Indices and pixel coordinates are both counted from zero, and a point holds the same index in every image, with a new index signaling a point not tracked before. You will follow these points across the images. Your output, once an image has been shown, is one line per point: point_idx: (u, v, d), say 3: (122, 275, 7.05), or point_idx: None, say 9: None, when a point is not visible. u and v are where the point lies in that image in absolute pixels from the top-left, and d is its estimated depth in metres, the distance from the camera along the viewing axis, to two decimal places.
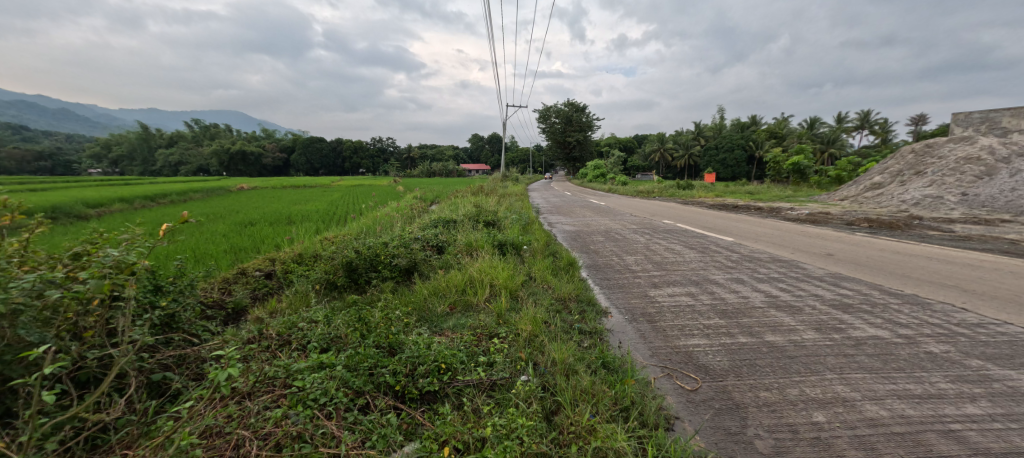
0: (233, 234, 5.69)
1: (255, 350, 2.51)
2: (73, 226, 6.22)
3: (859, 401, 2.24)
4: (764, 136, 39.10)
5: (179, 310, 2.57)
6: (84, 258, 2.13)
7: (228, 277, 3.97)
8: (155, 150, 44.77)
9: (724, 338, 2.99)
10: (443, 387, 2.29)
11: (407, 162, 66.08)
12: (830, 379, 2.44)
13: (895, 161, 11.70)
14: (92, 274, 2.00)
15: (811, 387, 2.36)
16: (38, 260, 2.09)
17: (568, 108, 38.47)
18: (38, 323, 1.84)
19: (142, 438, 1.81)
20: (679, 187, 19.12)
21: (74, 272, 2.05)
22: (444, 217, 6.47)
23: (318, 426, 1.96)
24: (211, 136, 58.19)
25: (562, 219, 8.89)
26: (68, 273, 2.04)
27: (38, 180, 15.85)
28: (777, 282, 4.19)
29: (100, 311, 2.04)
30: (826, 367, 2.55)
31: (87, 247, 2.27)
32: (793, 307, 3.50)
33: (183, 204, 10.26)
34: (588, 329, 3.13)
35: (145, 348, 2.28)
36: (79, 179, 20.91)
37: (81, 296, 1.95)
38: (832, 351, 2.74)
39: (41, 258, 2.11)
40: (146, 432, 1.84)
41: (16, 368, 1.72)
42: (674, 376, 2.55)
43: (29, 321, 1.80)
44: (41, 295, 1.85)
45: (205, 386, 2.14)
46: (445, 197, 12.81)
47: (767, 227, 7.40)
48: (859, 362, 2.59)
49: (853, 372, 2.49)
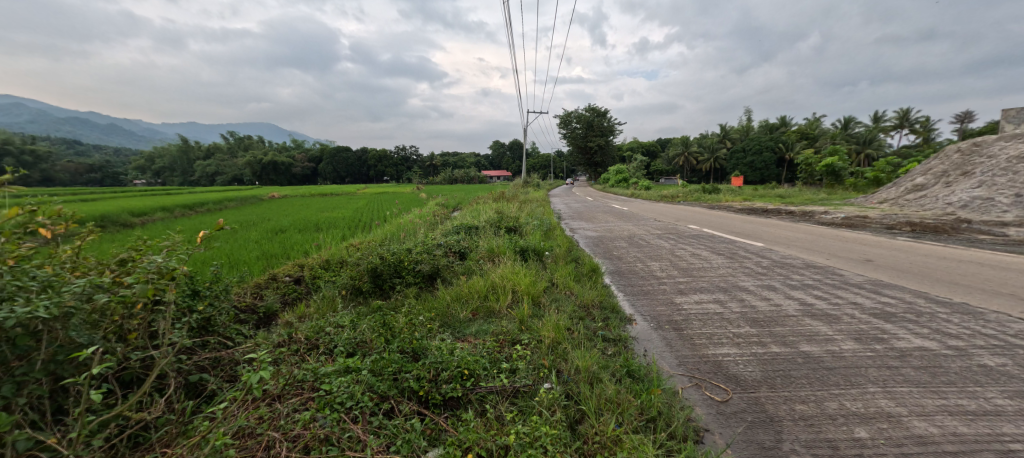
0: (265, 240, 5.94)
1: (285, 353, 2.62)
2: (119, 234, 6.62)
3: (906, 416, 2.11)
4: (794, 137, 37.65)
5: (215, 314, 2.72)
6: (129, 265, 2.27)
7: (260, 282, 4.14)
8: (193, 161, 47.36)
9: (756, 347, 2.89)
10: (466, 393, 2.31)
11: (429, 169, 67.20)
12: (873, 393, 2.31)
13: (938, 162, 11.03)
14: (137, 279, 2.13)
15: (853, 401, 2.25)
16: (89, 266, 2.26)
17: (589, 113, 38.29)
18: (87, 326, 1.98)
19: (179, 438, 1.90)
20: (705, 192, 18.56)
21: (120, 277, 2.19)
22: (466, 223, 6.53)
23: (344, 429, 2.00)
24: (244, 146, 61.09)
25: (585, 224, 8.84)
26: (114, 278, 2.19)
27: (82, 190, 17.13)
28: (812, 289, 4.02)
29: (143, 315, 2.21)
30: (868, 380, 2.42)
31: (131, 254, 2.41)
32: (830, 316, 3.34)
33: (217, 213, 10.73)
34: (612, 336, 3.09)
35: (184, 350, 2.42)
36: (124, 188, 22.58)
37: (126, 300, 2.08)
38: (874, 363, 2.60)
39: (91, 264, 2.28)
40: (183, 431, 1.93)
41: (67, 368, 1.84)
42: (703, 386, 2.47)
43: (79, 324, 1.92)
44: (90, 299, 1.97)
45: (237, 388, 2.25)
46: (466, 203, 12.94)
47: (801, 232, 7.07)
48: (905, 375, 2.45)
49: (899, 386, 2.35)
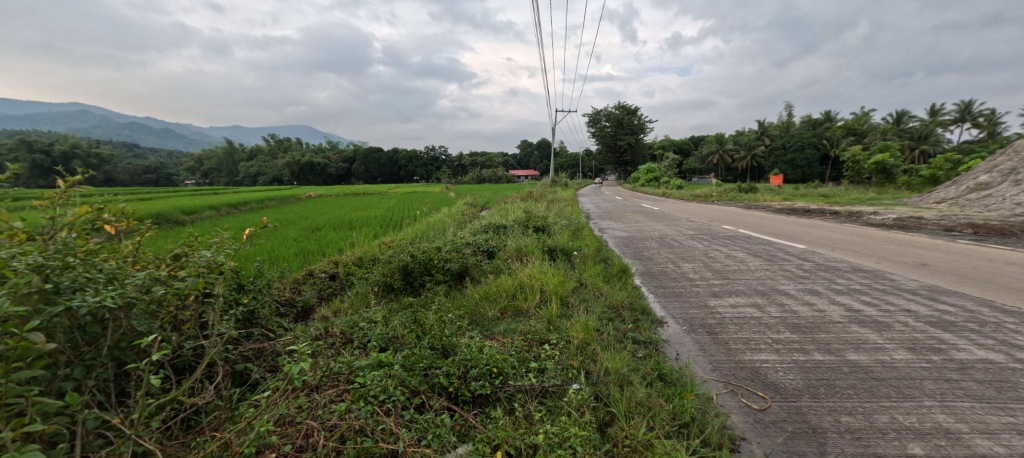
0: (302, 237, 6.20)
1: (322, 346, 2.73)
2: (172, 231, 7.09)
3: (967, 434, 1.97)
4: (840, 133, 35.49)
5: (258, 307, 2.88)
6: (183, 259, 2.44)
7: (298, 278, 4.33)
8: (239, 162, 50.03)
9: (797, 354, 2.76)
10: (495, 391, 2.35)
11: (459, 169, 68.01)
12: (929, 407, 2.16)
13: (1005, 158, 10.12)
14: (190, 273, 2.28)
15: (906, 415, 2.11)
16: (147, 260, 2.45)
17: (619, 111, 37.58)
18: (147, 315, 2.14)
19: (226, 423, 2.02)
20: (742, 191, 17.84)
21: (175, 271, 2.36)
22: (494, 223, 6.57)
23: (378, 422, 2.07)
24: (286, 147, 63.89)
25: (614, 224, 8.68)
26: (170, 272, 2.36)
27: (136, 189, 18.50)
28: (860, 294, 3.79)
29: (194, 306, 2.36)
30: (923, 393, 2.27)
31: (184, 250, 2.59)
32: (879, 323, 3.14)
33: (258, 211, 11.28)
34: (643, 338, 3.03)
35: (230, 340, 2.58)
36: (173, 188, 24.16)
37: (180, 292, 2.23)
38: (930, 374, 2.42)
39: (149, 259, 2.48)
40: (230, 417, 2.05)
41: (129, 353, 2.00)
42: (739, 393, 2.39)
43: (140, 313, 2.08)
44: (148, 290, 2.13)
45: (279, 378, 2.37)
46: (495, 203, 13.00)
47: (849, 233, 6.68)
48: (966, 389, 2.27)
49: (959, 400, 2.19)
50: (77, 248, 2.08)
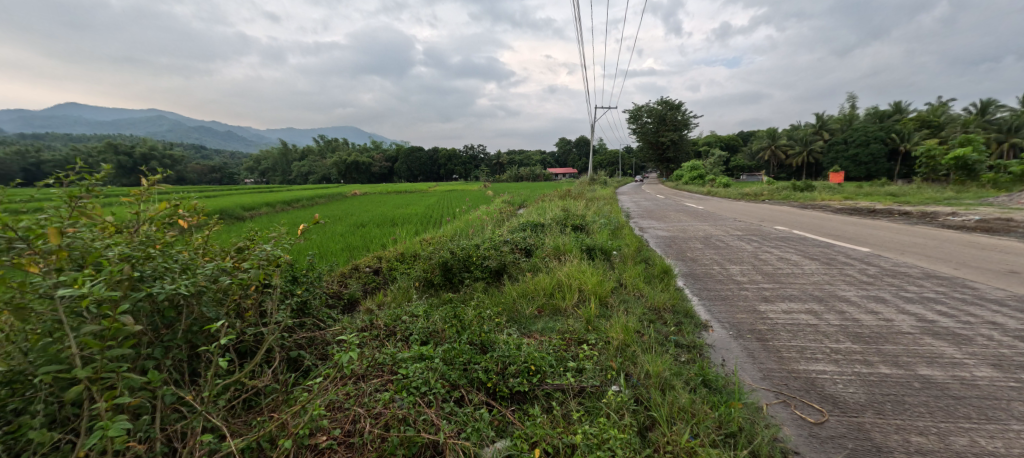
0: (348, 234, 6.50)
1: (368, 337, 2.85)
2: (234, 226, 7.67)
3: None
4: (912, 125, 31.94)
5: (310, 298, 3.06)
6: (245, 252, 2.64)
7: (345, 272, 4.55)
8: (295, 161, 53.21)
9: (858, 366, 2.55)
10: (533, 389, 2.36)
11: (501, 167, 68.50)
12: (1019, 432, 1.94)
13: None
14: (252, 265, 2.45)
15: (990, 439, 1.91)
16: (215, 252, 2.68)
17: (662, 106, 36.31)
18: (215, 302, 2.33)
19: (282, 405, 2.16)
20: (799, 189, 16.70)
21: (239, 263, 2.55)
22: (533, 221, 6.57)
23: (420, 412, 2.12)
24: (338, 147, 67.10)
25: (656, 223, 8.41)
26: (235, 263, 2.56)
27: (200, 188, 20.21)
28: (934, 303, 3.44)
29: (255, 295, 2.54)
30: (1012, 416, 2.03)
31: (247, 243, 2.79)
32: (958, 336, 2.84)
33: (309, 208, 11.94)
34: (686, 342, 2.92)
35: (286, 329, 2.76)
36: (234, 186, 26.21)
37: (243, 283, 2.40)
38: (1020, 396, 2.17)
39: (217, 251, 2.71)
40: (286, 400, 2.19)
41: (199, 336, 2.19)
42: (792, 404, 2.24)
43: (208, 300, 2.24)
44: (216, 280, 2.29)
45: (329, 366, 2.50)
46: (533, 201, 12.99)
47: (924, 235, 6.07)
48: None
49: None
50: (157, 240, 2.27)
